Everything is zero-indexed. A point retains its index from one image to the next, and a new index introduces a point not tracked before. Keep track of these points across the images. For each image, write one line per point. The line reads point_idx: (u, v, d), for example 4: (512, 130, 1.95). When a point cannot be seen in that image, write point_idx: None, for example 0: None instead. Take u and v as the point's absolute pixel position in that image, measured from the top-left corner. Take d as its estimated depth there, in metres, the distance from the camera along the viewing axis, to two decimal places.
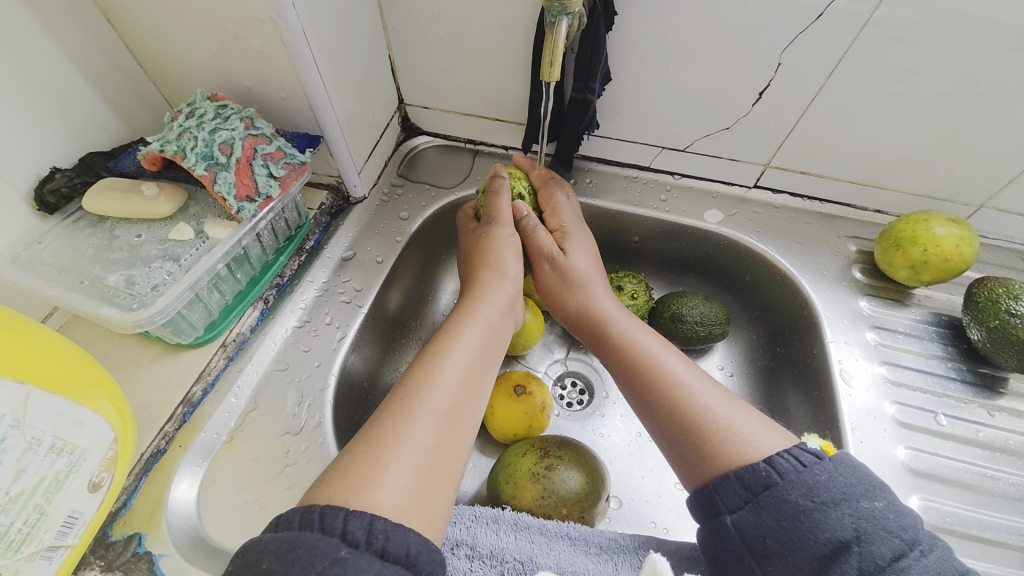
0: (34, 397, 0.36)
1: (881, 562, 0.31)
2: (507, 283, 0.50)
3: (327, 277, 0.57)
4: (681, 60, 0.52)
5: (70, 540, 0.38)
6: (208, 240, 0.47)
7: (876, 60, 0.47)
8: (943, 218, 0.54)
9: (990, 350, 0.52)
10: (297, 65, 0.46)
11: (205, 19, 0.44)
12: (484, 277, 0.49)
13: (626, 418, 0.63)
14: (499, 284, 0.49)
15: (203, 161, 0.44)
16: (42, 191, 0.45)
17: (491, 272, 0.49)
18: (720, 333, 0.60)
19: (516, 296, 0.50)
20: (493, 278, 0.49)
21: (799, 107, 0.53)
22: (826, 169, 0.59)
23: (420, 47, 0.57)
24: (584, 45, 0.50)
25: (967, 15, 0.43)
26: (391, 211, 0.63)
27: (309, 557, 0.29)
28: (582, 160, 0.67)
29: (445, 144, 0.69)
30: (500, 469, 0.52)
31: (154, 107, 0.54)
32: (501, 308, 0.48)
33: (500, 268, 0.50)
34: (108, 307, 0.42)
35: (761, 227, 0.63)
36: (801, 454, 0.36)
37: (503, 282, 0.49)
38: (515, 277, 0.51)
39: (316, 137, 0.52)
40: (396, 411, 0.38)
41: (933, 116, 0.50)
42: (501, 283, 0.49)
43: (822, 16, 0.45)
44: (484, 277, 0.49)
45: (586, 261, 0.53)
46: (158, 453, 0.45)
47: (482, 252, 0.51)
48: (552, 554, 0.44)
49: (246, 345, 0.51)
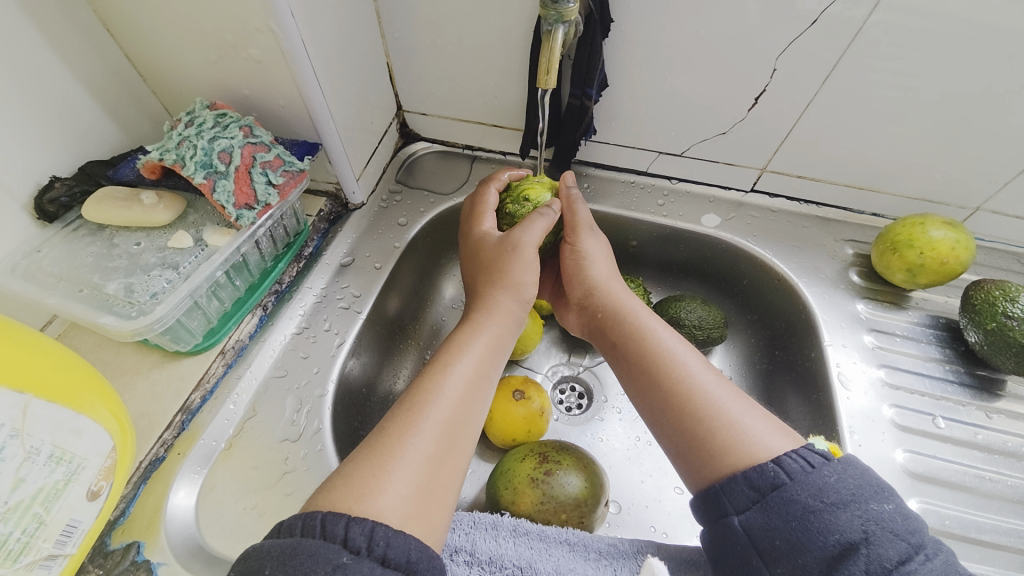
0: (34, 405, 0.36)
1: (888, 564, 0.31)
2: (521, 296, 0.49)
3: (326, 283, 0.57)
4: (677, 65, 0.52)
5: (68, 548, 0.38)
6: (207, 248, 0.47)
7: (871, 65, 0.48)
8: (938, 220, 0.54)
9: (988, 353, 0.53)
10: (296, 73, 0.46)
11: (204, 28, 0.44)
12: (494, 286, 0.48)
13: (626, 422, 0.63)
14: (507, 301, 0.48)
15: (202, 171, 0.44)
16: (42, 200, 0.45)
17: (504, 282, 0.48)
18: (718, 337, 0.60)
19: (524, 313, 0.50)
20: (504, 289, 0.48)
21: (795, 112, 0.53)
22: (822, 173, 0.59)
23: (418, 54, 0.58)
24: (580, 52, 0.50)
25: (961, 20, 0.43)
26: (390, 217, 0.63)
27: (311, 563, 0.29)
28: (580, 165, 0.67)
29: (443, 150, 0.69)
30: (499, 474, 0.52)
31: (154, 115, 0.54)
32: (509, 317, 0.48)
33: (516, 290, 0.48)
34: (108, 315, 0.42)
35: (758, 231, 0.63)
36: (810, 455, 0.36)
37: (514, 296, 0.48)
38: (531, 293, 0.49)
39: (315, 144, 0.52)
40: (401, 419, 0.38)
41: (928, 120, 0.51)
42: (513, 297, 0.48)
43: (817, 21, 0.46)
44: (493, 290, 0.48)
45: (603, 252, 0.53)
46: (157, 460, 0.45)
47: (500, 264, 0.49)
48: (551, 559, 0.44)
49: (245, 352, 0.52)
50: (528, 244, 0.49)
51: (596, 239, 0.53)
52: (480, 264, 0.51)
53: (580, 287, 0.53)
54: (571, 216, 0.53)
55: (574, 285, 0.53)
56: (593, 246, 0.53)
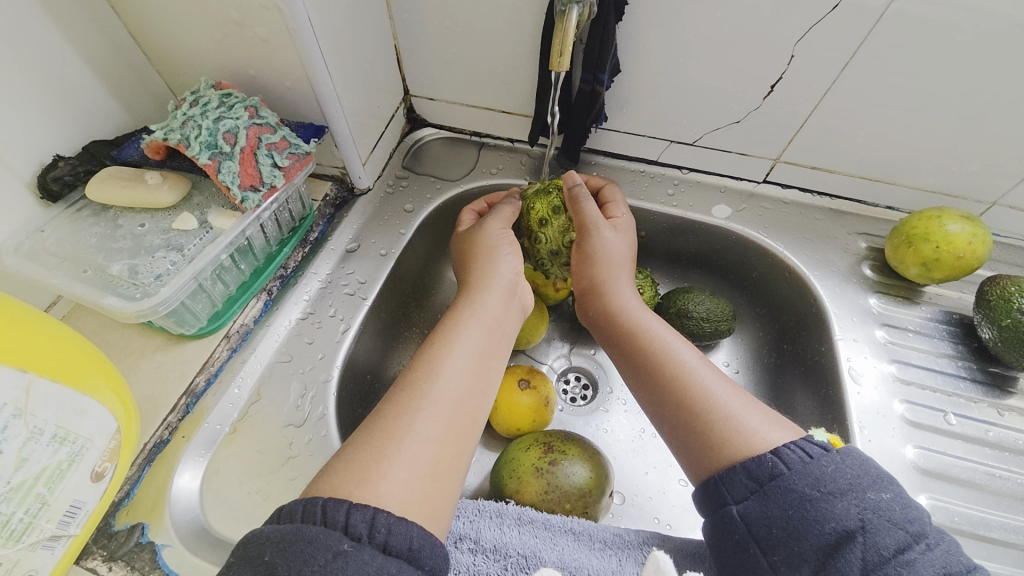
0: (36, 385, 0.35)
1: (885, 553, 0.31)
2: (504, 267, 0.50)
3: (332, 268, 0.57)
4: (693, 51, 0.51)
5: (72, 529, 0.38)
6: (212, 230, 0.47)
7: (892, 53, 0.46)
8: (955, 214, 0.53)
9: (1001, 350, 0.52)
10: (303, 54, 0.45)
11: (209, 5, 0.43)
12: (482, 266, 0.49)
13: (631, 414, 0.63)
14: (491, 271, 0.49)
15: (207, 151, 0.44)
16: (45, 179, 0.45)
17: (486, 260, 0.50)
18: (726, 329, 0.59)
19: (517, 280, 0.50)
20: (489, 264, 0.50)
21: (811, 100, 0.52)
22: (837, 164, 0.58)
23: (426, 36, 0.57)
24: (593, 35, 0.49)
25: (985, 11, 0.42)
26: (395, 204, 0.63)
27: (312, 550, 0.29)
28: (589, 153, 0.66)
29: (451, 136, 0.68)
30: (502, 463, 0.51)
31: (158, 96, 0.54)
32: (502, 295, 0.48)
33: (491, 255, 0.50)
34: (111, 296, 0.41)
35: (770, 222, 0.62)
36: (808, 446, 0.36)
37: (501, 267, 0.50)
38: (512, 263, 0.50)
39: (321, 127, 0.52)
40: (402, 404, 0.38)
41: (949, 112, 0.49)
42: (497, 269, 0.49)
43: (837, 7, 0.44)
44: (484, 267, 0.49)
45: (622, 245, 0.52)
46: (161, 443, 0.45)
47: (478, 245, 0.51)
48: (556, 549, 0.44)
49: (250, 337, 0.51)
50: (495, 224, 0.53)
51: (611, 236, 0.51)
52: (460, 255, 0.53)
53: (582, 281, 0.52)
54: (576, 212, 0.51)
55: (578, 277, 0.53)
56: (606, 240, 0.50)
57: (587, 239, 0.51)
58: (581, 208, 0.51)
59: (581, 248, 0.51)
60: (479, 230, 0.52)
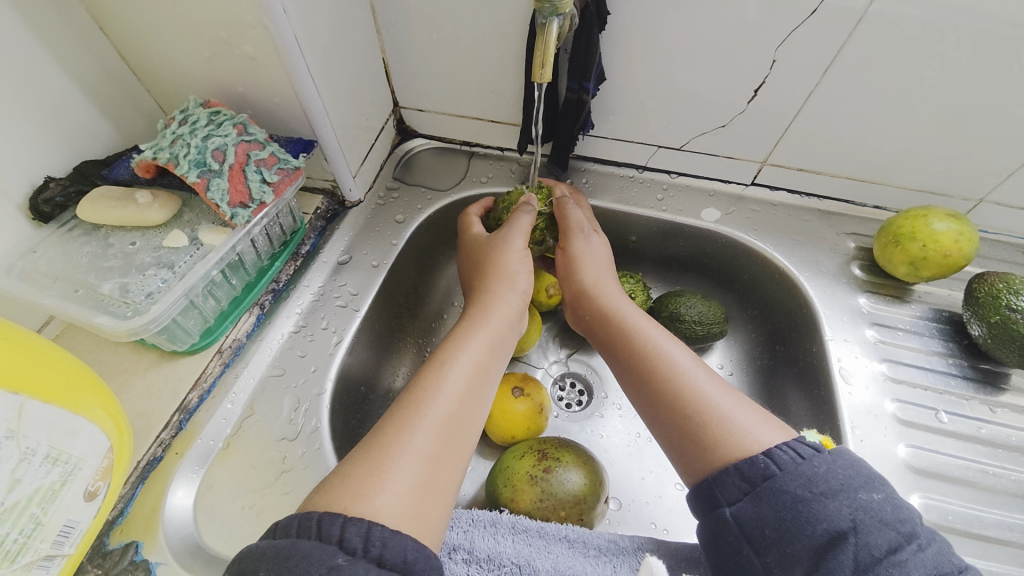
0: (28, 407, 0.35)
1: (876, 553, 0.31)
2: (517, 298, 0.49)
3: (323, 281, 0.57)
4: (677, 57, 0.51)
5: (66, 549, 0.38)
6: (202, 247, 0.47)
7: (871, 55, 0.47)
8: (942, 213, 0.54)
9: (991, 346, 0.52)
10: (290, 70, 0.46)
11: (196, 25, 0.44)
12: (496, 288, 0.49)
13: (626, 418, 0.63)
14: (508, 297, 0.49)
15: (196, 169, 0.44)
16: (36, 200, 0.45)
17: (498, 281, 0.49)
18: (718, 332, 0.60)
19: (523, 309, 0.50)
20: (505, 288, 0.49)
21: (795, 103, 0.52)
22: (823, 165, 0.59)
23: (413, 48, 0.57)
24: (577, 44, 0.49)
25: (963, 9, 0.42)
26: (387, 215, 0.63)
27: (305, 565, 0.29)
28: (579, 160, 0.66)
29: (441, 146, 0.69)
30: (498, 472, 0.51)
31: (148, 114, 0.54)
32: (510, 320, 0.48)
33: (511, 280, 0.50)
34: (103, 315, 0.42)
35: (759, 224, 0.63)
36: (800, 446, 0.36)
37: (514, 293, 0.49)
38: (524, 293, 0.51)
39: (310, 142, 0.52)
40: (400, 418, 0.38)
41: (931, 111, 0.50)
42: (512, 297, 0.49)
43: (817, 11, 0.45)
44: (495, 287, 0.49)
45: (603, 252, 0.54)
46: (155, 460, 0.45)
47: (492, 262, 0.51)
48: (550, 557, 0.44)
49: (242, 351, 0.51)
50: (517, 241, 0.51)
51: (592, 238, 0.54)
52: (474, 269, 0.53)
53: (570, 284, 0.53)
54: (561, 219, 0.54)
55: (567, 284, 0.54)
56: (589, 243, 0.53)
57: (569, 242, 0.53)
58: (568, 214, 0.54)
59: (567, 252, 0.53)
60: (498, 249, 0.51)
